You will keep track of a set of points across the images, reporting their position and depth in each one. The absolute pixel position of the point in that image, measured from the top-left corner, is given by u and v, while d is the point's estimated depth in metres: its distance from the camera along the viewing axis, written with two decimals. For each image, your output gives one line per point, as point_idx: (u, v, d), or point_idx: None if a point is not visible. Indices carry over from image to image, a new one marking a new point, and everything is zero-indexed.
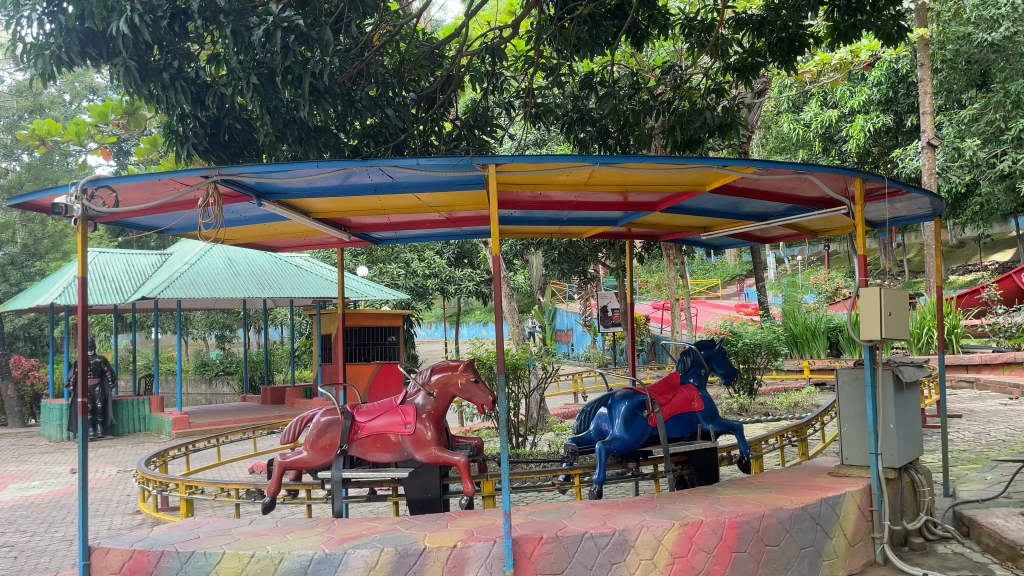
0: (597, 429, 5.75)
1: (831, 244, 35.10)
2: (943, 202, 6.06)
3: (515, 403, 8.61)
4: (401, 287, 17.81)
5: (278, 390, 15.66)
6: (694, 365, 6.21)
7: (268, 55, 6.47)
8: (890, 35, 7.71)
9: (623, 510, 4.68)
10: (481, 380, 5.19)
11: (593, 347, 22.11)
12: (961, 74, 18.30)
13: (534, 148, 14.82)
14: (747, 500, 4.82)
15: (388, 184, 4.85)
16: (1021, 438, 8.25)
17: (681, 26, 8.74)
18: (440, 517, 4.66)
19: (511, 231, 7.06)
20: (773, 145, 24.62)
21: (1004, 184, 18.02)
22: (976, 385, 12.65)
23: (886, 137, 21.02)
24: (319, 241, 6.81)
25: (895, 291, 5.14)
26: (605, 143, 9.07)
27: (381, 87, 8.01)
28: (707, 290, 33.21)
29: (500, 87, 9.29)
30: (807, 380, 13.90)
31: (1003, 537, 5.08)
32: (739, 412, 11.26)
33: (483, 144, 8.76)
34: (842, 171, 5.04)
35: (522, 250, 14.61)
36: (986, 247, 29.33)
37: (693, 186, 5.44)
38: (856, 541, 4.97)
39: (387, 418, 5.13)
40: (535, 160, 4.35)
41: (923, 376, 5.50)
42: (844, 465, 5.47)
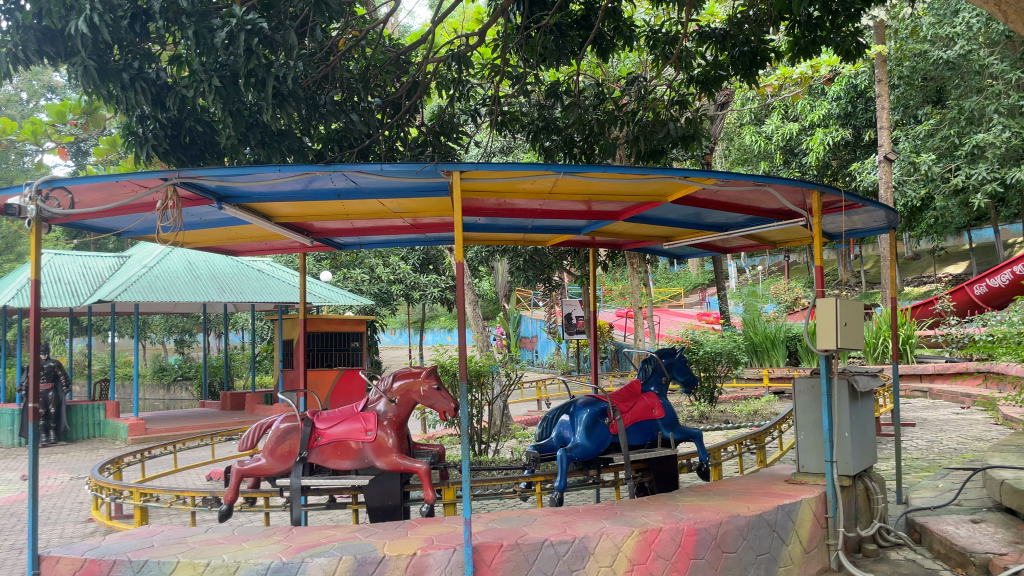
0: (558, 436, 5.74)
1: (791, 255, 35.73)
2: (898, 214, 6.19)
3: (477, 410, 8.58)
4: (365, 292, 17.78)
5: (238, 396, 15.44)
6: (655, 373, 6.25)
7: (231, 57, 6.42)
8: (848, 52, 7.90)
9: (584, 517, 4.70)
10: (443, 387, 5.17)
11: (557, 354, 22.27)
12: (917, 91, 18.75)
13: (500, 156, 14.90)
14: (705, 507, 4.88)
15: (352, 189, 4.84)
16: (971, 447, 8.46)
17: (646, 38, 8.86)
18: (400, 525, 4.63)
19: (474, 238, 7.06)
20: (735, 156, 24.95)
21: (958, 199, 18.53)
22: (929, 395, 12.97)
23: (845, 150, 21.48)
24: (280, 245, 6.76)
25: (851, 302, 5.24)
26: (570, 152, 9.12)
27: (346, 91, 7.92)
28: (670, 298, 33.63)
29: (466, 94, 9.24)
30: (767, 389, 14.11)
31: (953, 544, 5.20)
32: (698, 420, 11.41)
33: (448, 151, 8.74)
34: (800, 184, 5.15)
35: (488, 257, 14.58)
36: (941, 260, 30.02)
37: (655, 197, 5.53)
38: (811, 548, 5.06)
39: (347, 425, 5.10)
40: (499, 168, 4.38)
41: (877, 386, 5.62)
42: (801, 473, 5.56)
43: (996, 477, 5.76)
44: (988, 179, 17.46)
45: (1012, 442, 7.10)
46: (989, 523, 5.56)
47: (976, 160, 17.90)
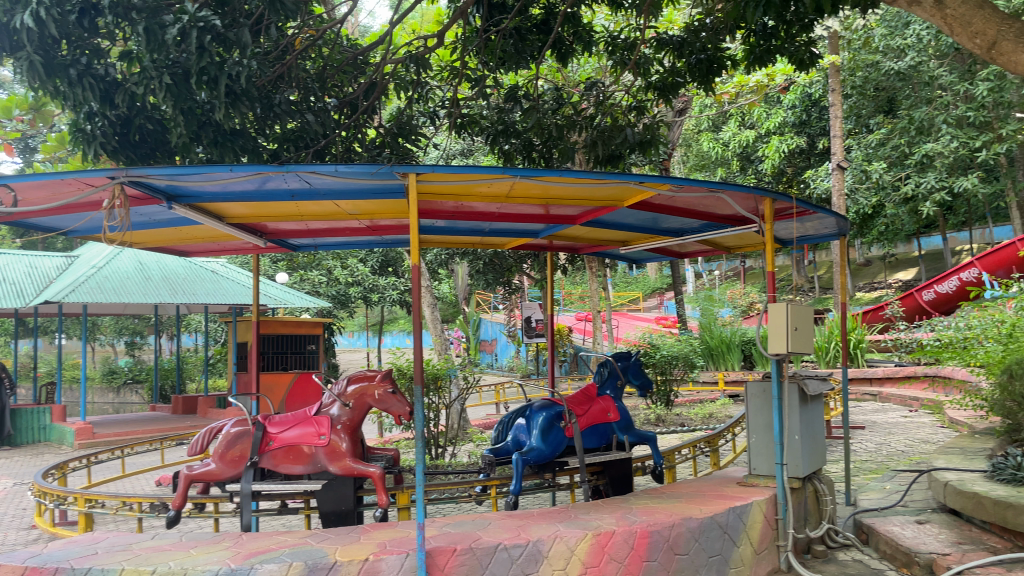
0: (515, 440, 5.74)
1: (747, 260, 36.29)
2: (848, 221, 6.32)
3: (434, 415, 8.51)
4: (322, 295, 17.67)
5: (190, 400, 15.16)
6: (610, 377, 6.28)
7: (183, 54, 6.34)
8: (801, 61, 8.06)
9: (538, 521, 4.70)
10: (398, 391, 5.15)
11: (516, 357, 22.30)
12: (869, 101, 19.24)
13: (460, 158, 14.88)
14: (658, 510, 4.92)
15: (306, 190, 4.78)
16: (918, 450, 8.67)
17: (605, 44, 8.94)
18: (353, 530, 4.59)
19: (431, 241, 7.03)
20: (693, 162, 25.25)
21: (907, 206, 19.02)
22: (879, 398, 13.26)
23: (799, 158, 21.89)
24: (233, 246, 6.64)
25: (802, 307, 5.33)
26: (529, 156, 9.13)
27: (302, 92, 7.84)
28: (629, 302, 33.89)
29: (425, 96, 9.18)
30: (722, 392, 14.29)
31: (899, 544, 5.32)
32: (655, 423, 11.50)
33: (406, 152, 8.68)
34: (752, 191, 5.24)
35: (447, 260, 14.52)
36: (890, 266, 30.79)
37: (611, 202, 5.58)
38: (762, 549, 5.14)
39: (300, 429, 5.02)
40: (456, 171, 4.38)
41: (827, 390, 5.73)
42: (752, 475, 5.64)
43: (941, 479, 5.91)
44: (936, 187, 17.94)
45: (955, 444, 7.29)
46: (934, 523, 5.69)
47: (925, 169, 18.39)
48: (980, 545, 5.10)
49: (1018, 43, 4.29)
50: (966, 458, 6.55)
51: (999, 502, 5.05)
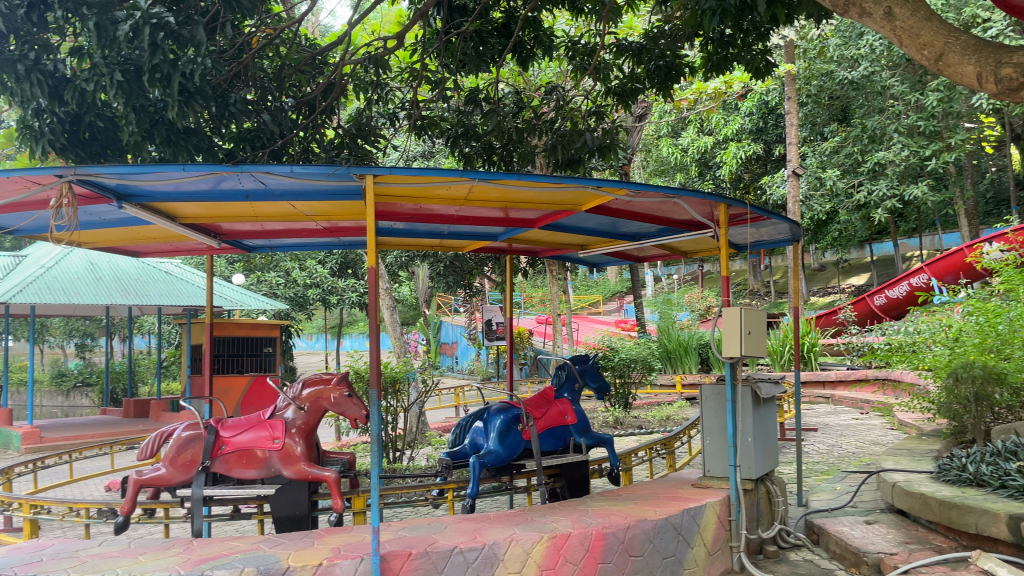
0: (472, 443, 5.74)
1: (706, 265, 36.76)
2: (802, 227, 6.43)
3: (392, 418, 8.44)
4: (279, 296, 17.47)
5: (142, 403, 14.85)
6: (568, 379, 6.32)
7: (135, 51, 6.23)
8: (758, 69, 8.19)
9: (494, 524, 4.70)
10: (354, 394, 5.10)
11: (476, 360, 22.28)
12: (823, 109, 19.69)
13: (421, 160, 14.84)
14: (613, 512, 4.96)
15: (261, 191, 4.73)
16: (868, 451, 8.86)
17: (565, 48, 8.99)
18: (306, 535, 4.53)
19: (390, 243, 6.98)
20: (653, 167, 25.49)
21: (860, 213, 19.45)
22: (831, 401, 13.52)
23: (756, 164, 22.26)
24: (186, 247, 6.52)
25: (755, 311, 5.42)
26: (489, 159, 9.13)
27: (259, 91, 7.76)
28: (589, 305, 34.08)
29: (384, 97, 9.13)
30: (679, 395, 14.44)
31: (848, 544, 5.43)
32: (613, 425, 11.56)
33: (365, 154, 8.62)
34: (708, 197, 5.31)
35: (407, 262, 14.45)
36: (844, 272, 31.45)
37: (570, 206, 5.61)
38: (715, 551, 5.20)
39: (253, 433, 4.95)
40: (414, 173, 4.36)
41: (779, 393, 5.83)
42: (707, 477, 5.70)
43: (889, 479, 6.04)
44: (888, 195, 18.35)
45: (903, 446, 7.47)
46: (882, 523, 5.82)
47: (877, 177, 18.80)
48: (926, 545, 5.23)
49: (964, 55, 4.36)
50: (913, 459, 6.72)
51: (944, 502, 5.18)
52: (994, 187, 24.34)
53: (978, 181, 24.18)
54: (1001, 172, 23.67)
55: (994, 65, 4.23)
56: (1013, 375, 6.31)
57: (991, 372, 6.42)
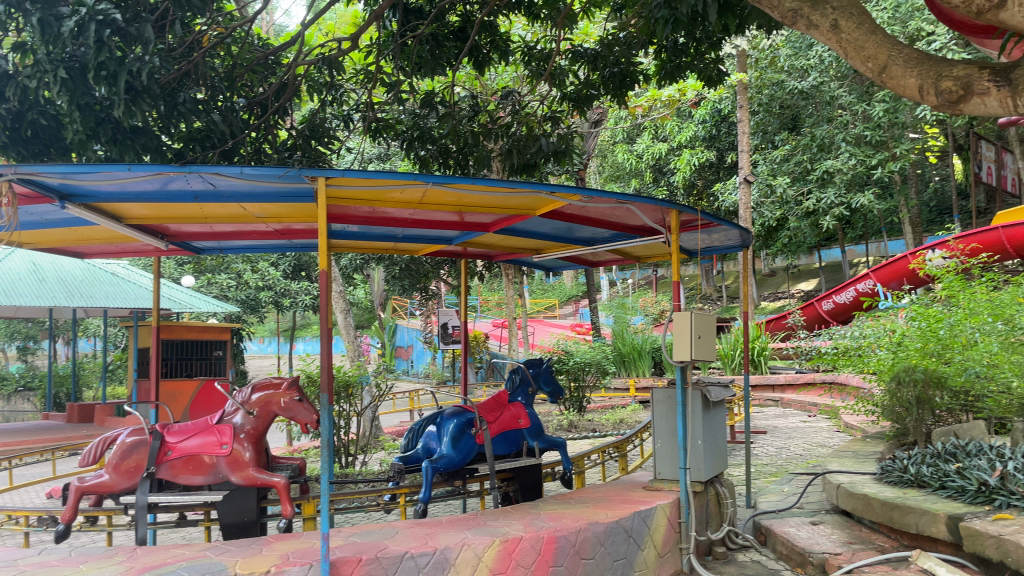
0: (425, 447, 5.70)
1: (660, 269, 37.22)
2: (751, 234, 6.55)
3: (344, 422, 8.34)
4: (230, 299, 17.17)
5: (86, 408, 14.49)
6: (522, 383, 6.32)
7: (80, 48, 6.10)
8: (710, 77, 8.33)
9: (446, 529, 4.69)
10: (305, 399, 5.06)
11: (432, 364, 22.20)
12: (774, 118, 20.10)
13: (377, 162, 14.76)
14: (565, 515, 4.98)
15: (210, 192, 4.65)
16: (815, 453, 9.06)
17: (521, 54, 9.05)
18: (255, 542, 4.46)
19: (343, 246, 6.92)
20: (608, 173, 25.72)
21: (809, 219, 19.90)
22: (781, 404, 13.78)
23: (709, 171, 22.62)
24: (132, 248, 6.38)
25: (704, 315, 5.50)
26: (445, 162, 9.11)
27: (209, 90, 7.64)
28: (545, 309, 34.23)
29: (339, 98, 9.06)
30: (632, 398, 14.58)
31: (794, 545, 5.54)
32: (567, 429, 11.60)
33: (318, 155, 8.54)
34: (659, 203, 5.39)
35: (362, 265, 14.34)
36: (794, 277, 32.11)
37: (524, 210, 5.63)
38: (665, 552, 5.26)
39: (200, 439, 4.85)
40: (366, 176, 4.34)
41: (728, 396, 5.93)
42: (657, 480, 5.77)
43: (834, 481, 6.18)
44: (836, 203, 18.80)
45: (848, 448, 7.64)
46: (827, 524, 5.95)
47: (825, 185, 19.24)
48: (868, 545, 5.36)
49: (906, 68, 4.47)
50: (857, 461, 6.88)
51: (886, 503, 5.32)
52: (937, 196, 25.11)
53: (922, 190, 24.91)
54: (944, 181, 24.44)
55: (935, 78, 4.35)
56: (954, 379, 6.52)
57: (932, 375, 6.69)
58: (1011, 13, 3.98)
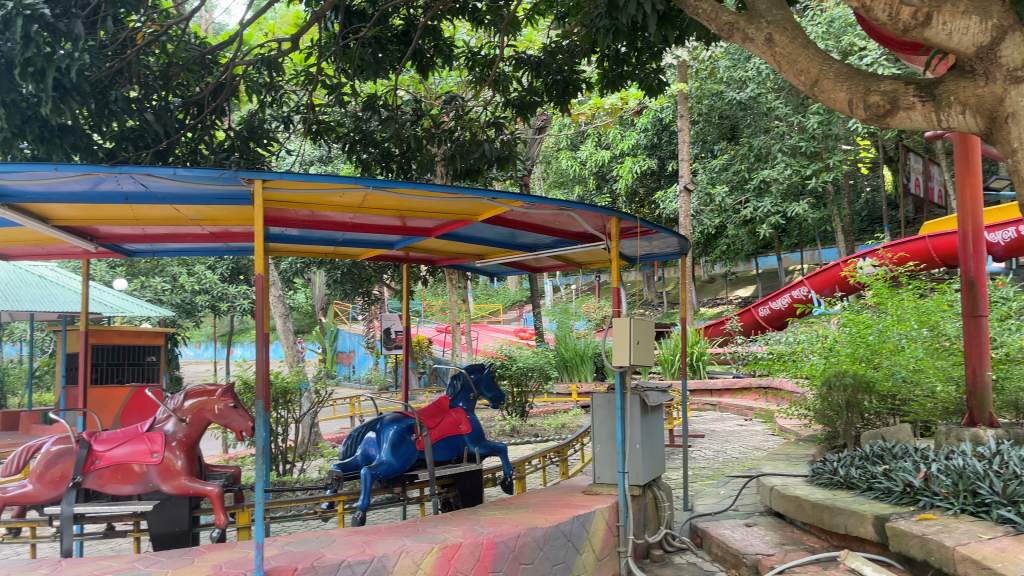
0: (364, 454, 5.62)
1: (603, 276, 37.64)
2: (689, 241, 6.68)
3: (282, 429, 8.19)
4: (164, 303, 16.74)
5: (11, 416, 13.93)
6: (463, 389, 6.30)
7: (6, 43, 5.92)
8: (651, 87, 8.46)
9: (385, 536, 4.64)
10: (240, 406, 4.96)
11: (374, 369, 21.98)
12: (713, 127, 20.56)
13: (319, 165, 14.58)
14: (505, 520, 4.99)
15: (141, 193, 4.52)
16: (750, 457, 9.26)
17: (465, 59, 9.07)
18: (186, 552, 4.35)
19: (281, 249, 6.81)
20: (552, 179, 25.90)
21: (747, 227, 20.37)
22: (718, 408, 14.05)
23: (651, 179, 22.98)
24: (60, 250, 6.17)
25: (643, 321, 5.58)
26: (387, 166, 9.04)
27: (143, 89, 7.43)
28: (489, 314, 34.25)
29: (278, 100, 8.92)
30: (574, 403, 14.68)
31: (728, 547, 5.65)
32: (509, 434, 11.60)
33: (257, 157, 8.39)
34: (600, 210, 5.44)
35: (302, 269, 14.13)
36: (732, 284, 32.83)
37: (465, 216, 5.63)
38: (603, 556, 5.31)
39: (129, 447, 4.70)
40: (304, 179, 4.29)
41: (666, 401, 6.03)
42: (597, 484, 5.83)
43: (767, 484, 6.33)
44: (772, 211, 19.30)
45: (782, 451, 7.83)
46: (761, 526, 6.09)
47: (762, 194, 19.74)
48: (800, 545, 5.51)
49: (837, 82, 4.60)
50: (790, 464, 7.07)
51: (816, 504, 5.47)
52: (868, 206, 25.96)
53: (855, 200, 25.74)
54: (874, 192, 25.30)
55: (863, 92, 4.48)
56: (881, 384, 6.82)
57: (861, 381, 6.89)
58: (935, 30, 4.14)
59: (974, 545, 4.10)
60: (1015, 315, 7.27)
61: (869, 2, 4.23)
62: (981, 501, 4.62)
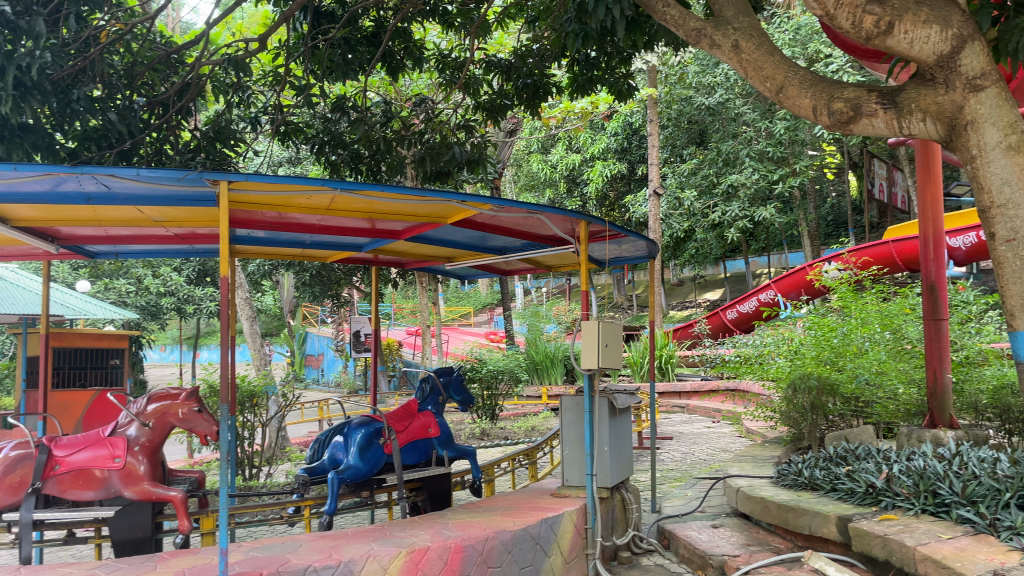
0: (331, 458, 5.59)
1: (574, 279, 37.80)
2: (657, 245, 6.73)
3: (248, 434, 8.09)
4: (128, 305, 16.50)
5: None
6: (432, 393, 6.31)
7: None
8: (620, 91, 8.52)
9: (352, 541, 4.61)
10: (204, 410, 4.91)
11: (343, 372, 21.84)
12: (682, 132, 20.75)
13: (287, 166, 14.46)
14: (472, 524, 4.98)
15: (104, 193, 4.45)
16: (717, 458, 9.35)
17: (435, 61, 9.07)
18: (148, 559, 4.28)
19: (248, 251, 6.74)
20: (523, 182, 25.94)
21: (715, 231, 20.58)
22: (686, 410, 14.17)
23: (620, 183, 23.13)
24: (20, 251, 6.04)
25: (611, 324, 5.61)
26: (357, 168, 9.00)
27: (107, 88, 7.32)
28: (460, 317, 34.19)
29: (246, 100, 8.83)
30: (544, 406, 14.70)
31: (695, 548, 5.70)
32: (479, 436, 11.59)
33: (223, 158, 8.30)
34: (569, 214, 5.46)
35: (269, 271, 14.01)
36: (700, 287, 33.15)
37: (434, 219, 5.62)
38: (571, 558, 5.32)
39: (91, 452, 4.62)
40: (271, 181, 4.25)
41: (634, 403, 6.06)
42: (565, 486, 5.84)
43: (733, 486, 6.40)
44: (740, 216, 19.53)
45: (748, 452, 7.92)
46: (727, 527, 6.15)
47: (730, 199, 19.96)
48: (765, 546, 5.57)
49: (801, 89, 4.68)
50: (756, 465, 7.15)
51: (781, 505, 5.53)
52: (834, 211, 26.35)
53: (821, 205, 26.14)
54: (840, 197, 25.71)
55: (827, 99, 4.56)
56: (845, 386, 6.87)
57: (825, 383, 6.90)
58: (897, 39, 4.23)
59: (934, 545, 4.16)
60: (974, 317, 7.40)
61: (833, 11, 4.32)
62: (941, 502, 4.70)
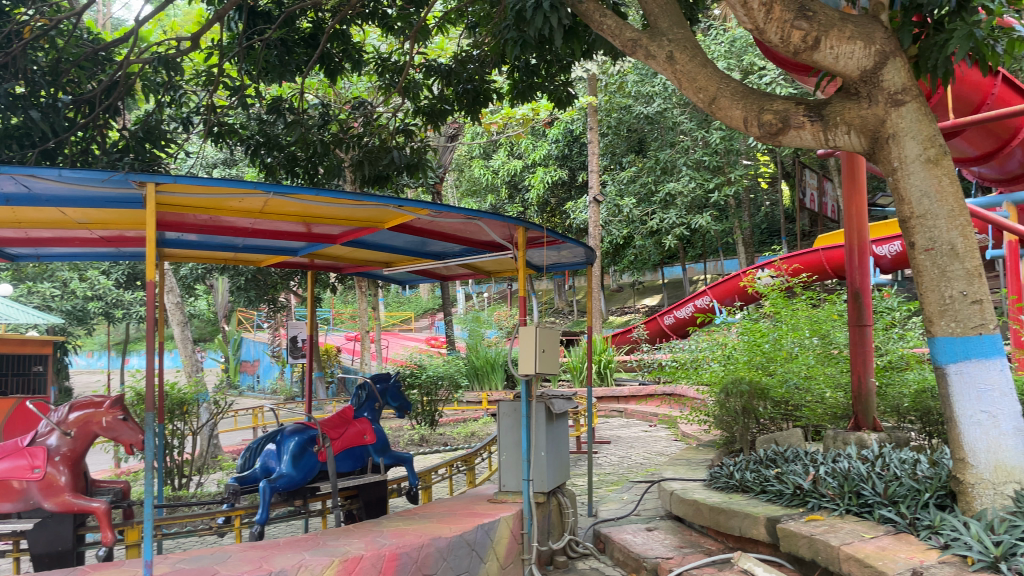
0: (263, 466, 5.43)
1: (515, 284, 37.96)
2: (594, 251, 6.80)
3: (178, 442, 7.90)
4: (53, 309, 16.00)
5: None
6: (368, 399, 6.23)
7: None
8: (560, 98, 8.60)
9: (283, 551, 4.53)
10: (130, 418, 4.74)
11: (280, 379, 21.47)
12: (622, 140, 21.06)
13: (223, 169, 14.17)
14: (408, 531, 4.95)
15: (23, 194, 4.28)
16: (653, 462, 9.50)
17: (375, 64, 9.02)
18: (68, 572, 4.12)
19: (179, 255, 6.57)
20: (465, 187, 25.95)
21: (653, 238, 20.91)
22: (624, 415, 14.35)
23: (561, 189, 23.33)
24: None
25: (548, 330, 5.65)
26: (293, 170, 8.88)
27: (29, 85, 7.05)
28: (401, 322, 33.98)
29: (178, 100, 8.64)
30: (485, 411, 14.69)
31: (630, 551, 5.76)
32: (418, 443, 11.52)
33: (153, 159, 8.09)
34: (506, 220, 5.47)
35: (203, 275, 13.72)
36: (639, 292, 33.64)
37: (371, 223, 5.57)
38: (507, 564, 5.32)
39: (8, 463, 4.43)
40: (201, 183, 4.14)
41: (571, 408, 6.11)
42: (502, 492, 5.83)
43: (668, 489, 6.51)
44: (677, 223, 19.91)
45: (682, 456, 8.06)
46: (661, 530, 6.25)
47: (668, 207, 20.33)
48: (698, 548, 5.67)
49: (733, 101, 4.80)
50: (690, 468, 7.28)
51: (713, 508, 5.65)
52: (768, 219, 27.06)
53: (755, 213, 26.80)
54: (773, 205, 26.42)
55: (757, 110, 4.68)
56: (775, 390, 7.04)
57: (757, 387, 7.10)
58: (823, 54, 4.40)
59: (857, 544, 4.29)
60: (897, 323, 7.68)
61: (763, 26, 4.57)
62: (864, 502, 4.87)
